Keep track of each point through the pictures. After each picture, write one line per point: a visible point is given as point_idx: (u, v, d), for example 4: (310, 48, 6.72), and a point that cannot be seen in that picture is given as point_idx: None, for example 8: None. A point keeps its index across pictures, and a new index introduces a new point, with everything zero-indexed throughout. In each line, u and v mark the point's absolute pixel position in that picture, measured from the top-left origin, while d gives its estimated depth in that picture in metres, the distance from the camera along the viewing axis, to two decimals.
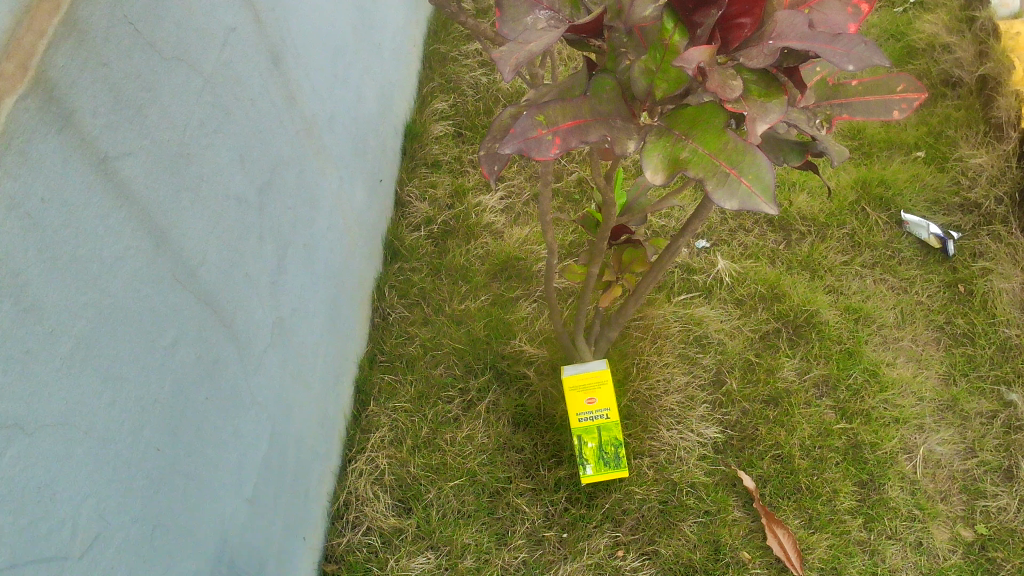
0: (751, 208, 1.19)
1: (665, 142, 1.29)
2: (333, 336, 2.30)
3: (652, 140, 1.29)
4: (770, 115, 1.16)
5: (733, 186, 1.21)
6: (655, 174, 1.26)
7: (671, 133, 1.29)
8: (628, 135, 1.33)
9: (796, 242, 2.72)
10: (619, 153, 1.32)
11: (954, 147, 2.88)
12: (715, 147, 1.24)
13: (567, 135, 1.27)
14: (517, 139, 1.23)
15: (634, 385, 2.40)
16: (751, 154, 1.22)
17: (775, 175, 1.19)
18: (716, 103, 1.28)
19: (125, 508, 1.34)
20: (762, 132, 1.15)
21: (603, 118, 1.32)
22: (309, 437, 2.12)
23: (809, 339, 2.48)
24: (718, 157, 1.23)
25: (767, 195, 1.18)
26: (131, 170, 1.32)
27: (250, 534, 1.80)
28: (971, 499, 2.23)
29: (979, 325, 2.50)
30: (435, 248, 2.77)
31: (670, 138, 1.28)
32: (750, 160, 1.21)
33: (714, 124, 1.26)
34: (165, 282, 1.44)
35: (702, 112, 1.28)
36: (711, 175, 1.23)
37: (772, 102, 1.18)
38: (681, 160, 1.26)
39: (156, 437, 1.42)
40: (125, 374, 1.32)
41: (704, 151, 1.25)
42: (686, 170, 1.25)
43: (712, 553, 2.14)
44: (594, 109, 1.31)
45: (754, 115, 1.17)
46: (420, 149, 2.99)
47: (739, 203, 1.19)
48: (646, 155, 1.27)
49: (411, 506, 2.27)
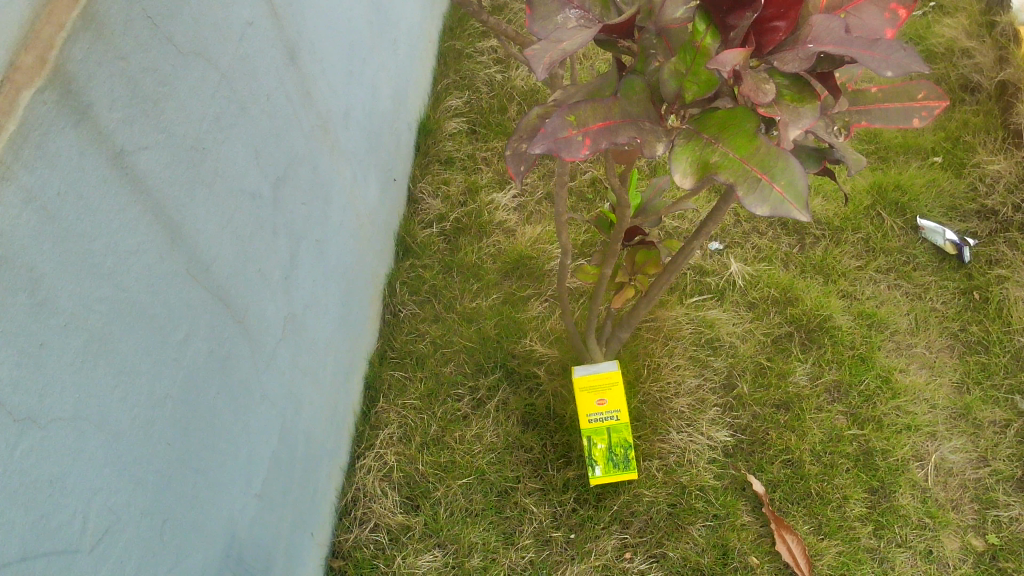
0: (782, 214, 1.15)
1: (694, 145, 1.26)
2: (345, 331, 2.30)
3: (680, 144, 1.27)
4: (803, 119, 1.16)
5: (764, 190, 1.17)
6: (683, 178, 1.24)
7: (701, 136, 1.26)
8: (657, 138, 1.32)
9: (810, 245, 2.70)
10: (647, 155, 1.31)
11: (972, 153, 2.86)
12: (746, 151, 1.21)
13: (596, 136, 1.26)
14: (547, 139, 1.22)
15: (645, 387, 2.39)
16: (784, 158, 1.17)
17: (808, 181, 1.15)
18: (749, 108, 1.24)
19: (135, 502, 1.34)
20: (795, 136, 1.15)
21: (632, 120, 1.30)
22: (319, 433, 2.12)
23: (821, 343, 2.47)
24: (749, 161, 1.20)
25: (799, 201, 1.14)
26: (147, 164, 1.32)
27: (260, 529, 1.80)
28: (983, 509, 2.21)
29: (994, 333, 2.47)
30: (447, 245, 2.77)
31: (700, 142, 1.26)
32: (782, 164, 1.17)
33: (746, 127, 1.23)
34: (178, 276, 1.44)
35: (733, 116, 1.24)
36: (740, 178, 1.19)
37: (806, 107, 1.17)
38: (711, 164, 1.23)
39: (167, 431, 1.42)
40: (138, 368, 1.33)
41: (733, 155, 1.21)
42: (715, 174, 1.22)
43: (720, 557, 2.13)
44: (624, 110, 1.30)
45: (787, 119, 1.17)
46: (433, 146, 2.99)
47: (771, 208, 1.16)
48: (674, 158, 1.25)
49: (419, 503, 2.27)
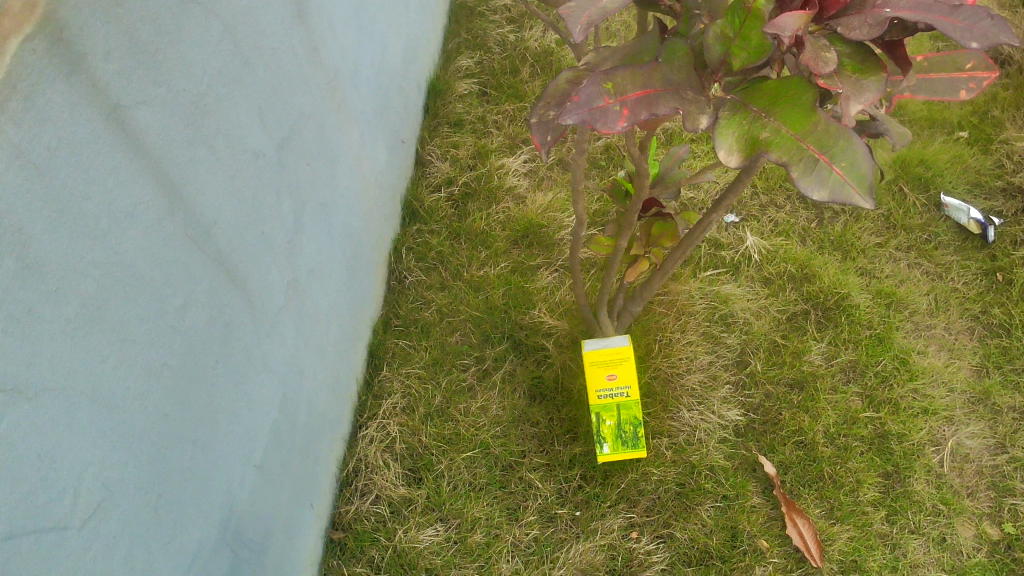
0: (842, 199, 1.07)
1: (740, 117, 1.16)
2: (350, 298, 2.23)
3: (725, 116, 1.17)
4: (866, 93, 1.09)
5: (822, 173, 1.09)
6: (729, 155, 1.14)
7: (749, 109, 1.16)
8: (700, 109, 1.20)
9: (829, 220, 2.62)
10: (687, 127, 1.19)
11: (1000, 129, 2.76)
12: (801, 127, 1.12)
13: (636, 106, 1.18)
14: (581, 108, 1.15)
15: (656, 363, 2.33)
16: (848, 139, 1.10)
17: (873, 163, 1.07)
18: (805, 80, 1.15)
19: (128, 477, 1.28)
20: (857, 112, 1.09)
21: (674, 89, 1.21)
22: (320, 402, 2.05)
23: (838, 322, 2.40)
24: (805, 140, 1.11)
25: (862, 186, 1.06)
26: (145, 121, 1.24)
27: (259, 501, 1.75)
28: (1000, 496, 2.16)
29: (1017, 316, 2.39)
30: (455, 211, 2.69)
31: (747, 114, 1.16)
32: (844, 145, 1.09)
33: (801, 101, 1.13)
34: (177, 240, 1.37)
35: (786, 88, 1.15)
36: (794, 159, 1.11)
37: (869, 80, 1.09)
38: (760, 140, 1.14)
39: (164, 401, 1.36)
40: (134, 335, 1.26)
41: (786, 131, 1.12)
42: (765, 152, 1.12)
43: (729, 539, 2.08)
44: (666, 77, 1.21)
45: (848, 93, 1.09)
46: (443, 107, 2.90)
47: (829, 194, 1.08)
48: (718, 133, 1.15)
49: (421, 476, 2.22)
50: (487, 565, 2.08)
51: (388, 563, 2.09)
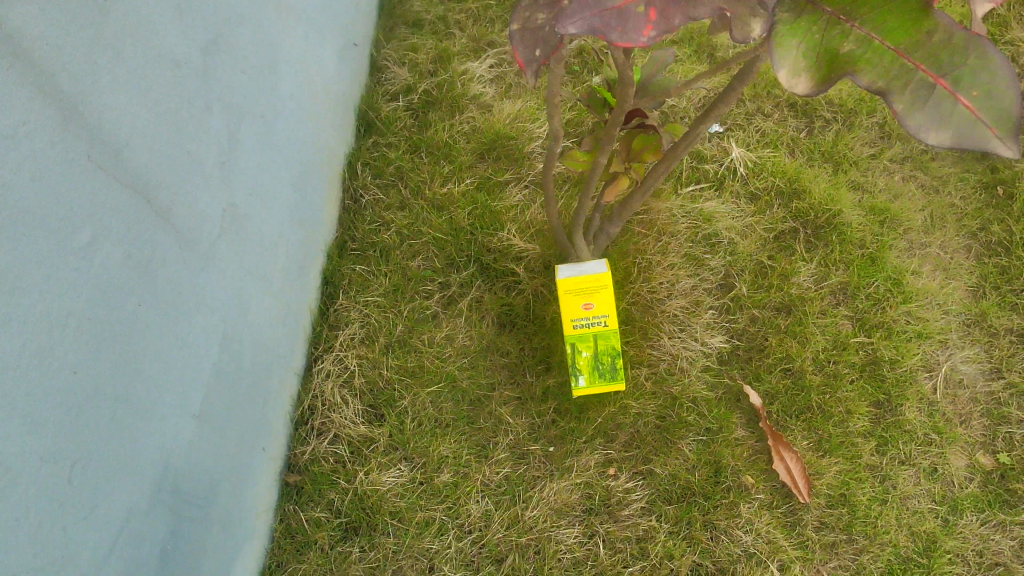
0: (973, 143, 0.88)
1: (812, 25, 0.98)
2: (299, 222, 2.02)
3: (788, 22, 0.98)
4: None
5: (936, 106, 0.91)
6: (795, 79, 0.97)
7: (822, 11, 0.98)
8: (752, 11, 0.96)
9: (820, 129, 2.42)
10: (735, 37, 0.97)
11: (1005, 28, 2.56)
12: (898, 40, 0.94)
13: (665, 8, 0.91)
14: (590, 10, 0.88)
15: (635, 287, 2.15)
16: (979, 49, 0.89)
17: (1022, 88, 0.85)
18: None
19: (31, 447, 1.09)
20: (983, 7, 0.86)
21: None
22: (268, 339, 1.86)
23: (828, 242, 2.23)
24: (907, 57, 0.93)
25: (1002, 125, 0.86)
26: (22, 17, 1.00)
27: (200, 453, 1.57)
28: (994, 424, 2.06)
29: (1018, 233, 2.24)
30: (415, 121, 2.45)
31: (821, 23, 0.97)
32: (975, 61, 0.89)
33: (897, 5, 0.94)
34: (77, 163, 1.14)
35: None
36: (893, 80, 0.94)
37: None
38: (838, 57, 0.96)
39: (72, 355, 1.16)
40: (24, 280, 1.05)
41: (879, 44, 0.95)
42: (853, 74, 0.96)
43: (712, 475, 1.98)
44: None
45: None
46: (399, 5, 2.63)
47: (953, 135, 0.89)
48: (780, 48, 0.98)
49: (383, 413, 2.06)
50: (455, 508, 1.97)
51: (348, 508, 1.97)
